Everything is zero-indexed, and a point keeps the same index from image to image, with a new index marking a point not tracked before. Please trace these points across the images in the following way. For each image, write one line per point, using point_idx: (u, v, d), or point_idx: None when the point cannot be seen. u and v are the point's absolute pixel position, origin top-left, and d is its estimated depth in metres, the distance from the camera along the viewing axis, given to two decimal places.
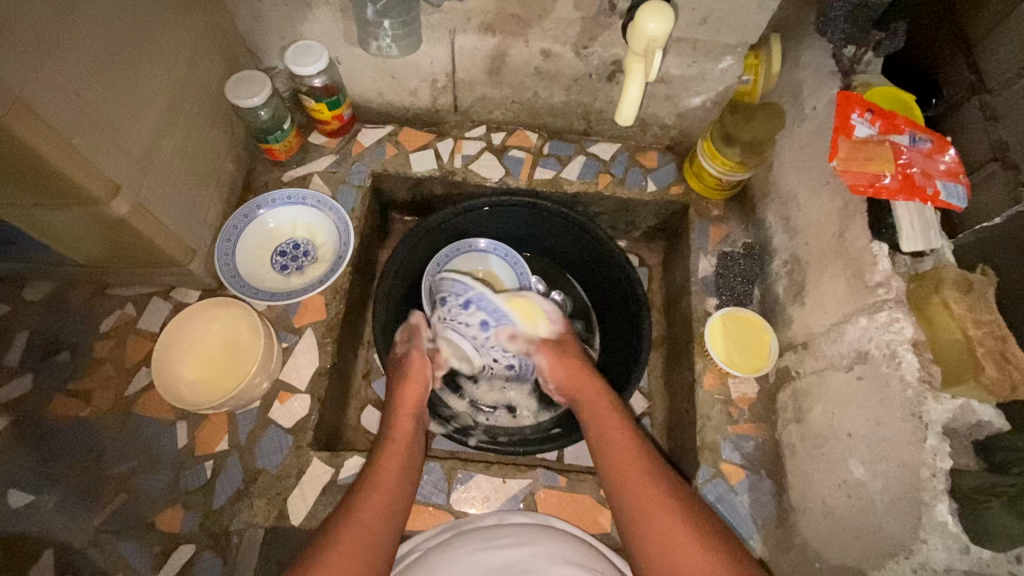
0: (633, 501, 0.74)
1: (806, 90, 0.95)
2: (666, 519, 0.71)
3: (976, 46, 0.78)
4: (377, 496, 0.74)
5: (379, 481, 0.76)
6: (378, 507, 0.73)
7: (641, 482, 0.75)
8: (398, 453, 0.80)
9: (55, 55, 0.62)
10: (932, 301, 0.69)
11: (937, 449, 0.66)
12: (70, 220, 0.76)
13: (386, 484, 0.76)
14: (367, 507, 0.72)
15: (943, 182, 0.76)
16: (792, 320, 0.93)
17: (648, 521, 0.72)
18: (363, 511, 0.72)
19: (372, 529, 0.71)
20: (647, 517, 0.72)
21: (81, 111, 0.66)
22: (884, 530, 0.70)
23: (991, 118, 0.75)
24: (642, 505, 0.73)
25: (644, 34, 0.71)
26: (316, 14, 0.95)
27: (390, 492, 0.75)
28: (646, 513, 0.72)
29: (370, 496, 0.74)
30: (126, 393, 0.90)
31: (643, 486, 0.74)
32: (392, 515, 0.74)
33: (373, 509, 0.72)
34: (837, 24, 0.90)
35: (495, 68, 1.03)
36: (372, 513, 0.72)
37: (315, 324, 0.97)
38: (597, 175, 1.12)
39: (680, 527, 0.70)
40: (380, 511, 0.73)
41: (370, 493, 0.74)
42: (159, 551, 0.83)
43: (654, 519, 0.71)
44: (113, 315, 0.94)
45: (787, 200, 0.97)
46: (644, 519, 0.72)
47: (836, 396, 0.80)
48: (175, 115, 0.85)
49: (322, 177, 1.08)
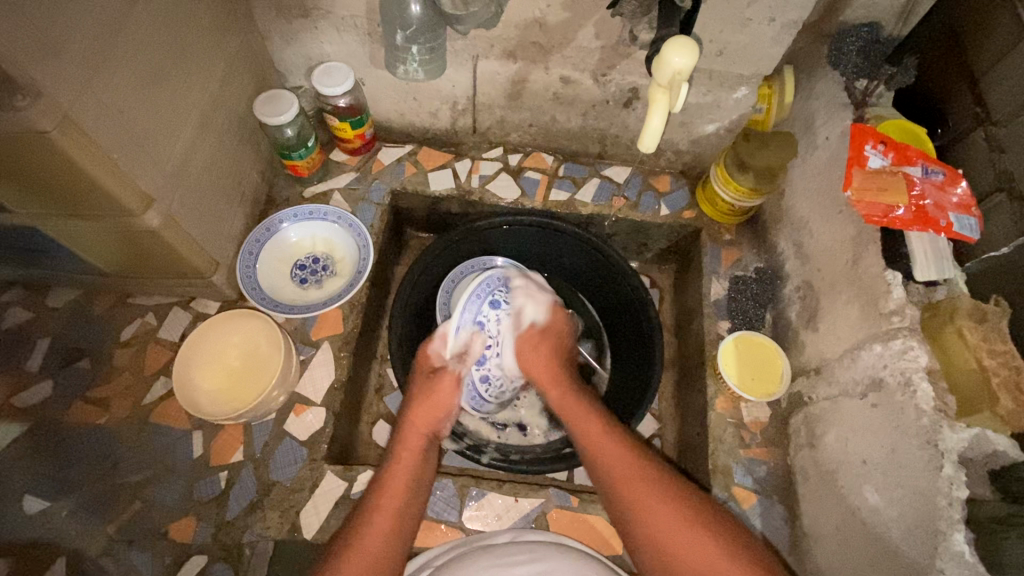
0: (641, 521, 0.72)
1: (819, 120, 0.97)
2: (670, 519, 0.70)
3: (980, 79, 0.81)
4: (382, 517, 0.73)
5: (384, 500, 0.75)
6: (381, 533, 0.72)
7: (656, 504, 0.72)
8: (405, 471, 0.79)
9: (103, 76, 0.64)
10: (947, 330, 0.71)
11: (953, 477, 0.66)
12: (103, 231, 0.78)
13: (392, 497, 0.75)
14: (371, 531, 0.72)
15: (956, 214, 0.79)
16: (804, 346, 0.94)
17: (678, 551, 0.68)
18: (365, 535, 0.71)
19: (377, 553, 0.70)
20: (648, 521, 0.71)
21: (121, 128, 0.68)
22: (897, 558, 0.70)
23: (997, 149, 0.77)
24: (634, 499, 0.73)
25: (668, 67, 0.70)
26: (343, 37, 0.98)
27: (393, 511, 0.74)
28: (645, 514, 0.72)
29: (374, 518, 0.73)
30: (144, 402, 0.92)
31: (640, 491, 0.73)
32: (397, 537, 0.73)
33: (379, 534, 0.72)
34: (850, 58, 0.94)
35: (515, 92, 1.06)
36: (376, 538, 0.71)
37: (332, 338, 0.98)
38: (612, 198, 1.14)
39: (698, 541, 0.68)
40: (386, 533, 0.72)
41: (375, 514, 0.73)
42: (171, 562, 0.83)
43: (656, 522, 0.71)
44: (134, 323, 0.96)
45: (800, 227, 0.99)
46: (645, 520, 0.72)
47: (850, 422, 0.81)
48: (206, 132, 0.87)
49: (342, 194, 1.10)
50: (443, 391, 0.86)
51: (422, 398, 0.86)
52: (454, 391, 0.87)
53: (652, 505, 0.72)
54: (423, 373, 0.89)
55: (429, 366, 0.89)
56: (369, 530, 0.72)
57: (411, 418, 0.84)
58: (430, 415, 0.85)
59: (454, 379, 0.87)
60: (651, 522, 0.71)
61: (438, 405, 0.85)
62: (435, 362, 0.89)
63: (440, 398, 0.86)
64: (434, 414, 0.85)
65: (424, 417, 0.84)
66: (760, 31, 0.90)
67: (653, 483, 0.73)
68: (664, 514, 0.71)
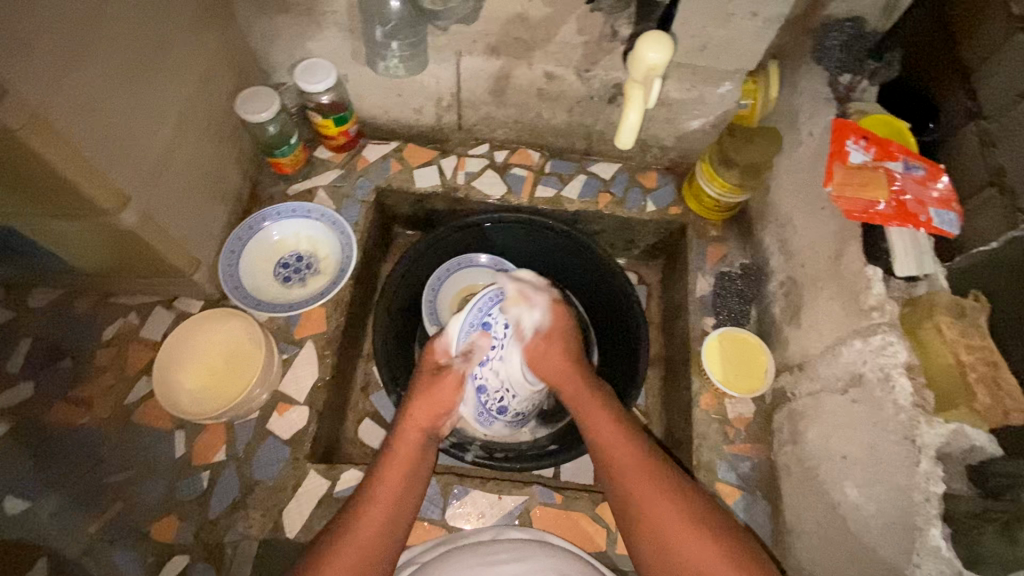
0: (646, 518, 0.72)
1: (803, 115, 0.97)
2: (672, 517, 0.70)
3: (972, 71, 0.79)
4: (377, 512, 0.73)
5: (380, 494, 0.75)
6: (375, 525, 0.72)
7: (660, 501, 0.72)
8: (404, 466, 0.78)
9: (74, 73, 0.64)
10: (926, 326, 0.70)
11: (930, 472, 0.66)
12: (80, 230, 0.77)
13: (388, 492, 0.75)
14: (364, 523, 0.72)
15: (935, 209, 0.78)
16: (788, 341, 0.94)
17: (678, 549, 0.68)
18: (360, 529, 0.71)
19: (370, 547, 0.70)
20: (653, 521, 0.71)
21: (94, 126, 0.68)
22: (877, 554, 0.70)
23: (989, 143, 0.75)
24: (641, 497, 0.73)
25: (643, 62, 0.71)
26: (325, 33, 0.97)
27: (389, 506, 0.74)
28: (646, 513, 0.72)
29: (368, 511, 0.73)
30: (127, 401, 0.91)
31: (647, 490, 0.73)
32: (391, 531, 0.73)
33: (373, 526, 0.72)
34: (833, 53, 0.93)
35: (499, 88, 1.05)
36: (371, 532, 0.71)
37: (316, 336, 0.97)
38: (598, 194, 1.13)
39: (695, 536, 0.68)
40: (379, 527, 0.72)
41: (371, 508, 0.73)
42: (153, 561, 0.83)
43: (656, 517, 0.71)
44: (116, 323, 0.95)
45: (784, 223, 0.99)
46: (644, 518, 0.72)
47: (831, 418, 0.81)
48: (184, 130, 0.87)
49: (327, 191, 1.09)
50: (445, 389, 0.85)
51: (424, 393, 0.85)
52: (456, 390, 0.86)
53: (655, 503, 0.72)
54: (427, 370, 0.87)
55: (433, 364, 0.88)
56: (364, 522, 0.72)
57: (411, 413, 0.83)
58: (433, 410, 0.84)
59: (456, 379, 0.86)
60: (654, 518, 0.71)
61: (439, 402, 0.84)
62: (441, 359, 0.87)
63: (441, 395, 0.85)
64: (433, 411, 0.84)
65: (425, 414, 0.84)
66: (743, 26, 0.90)
67: (655, 480, 0.74)
68: (669, 510, 0.71)
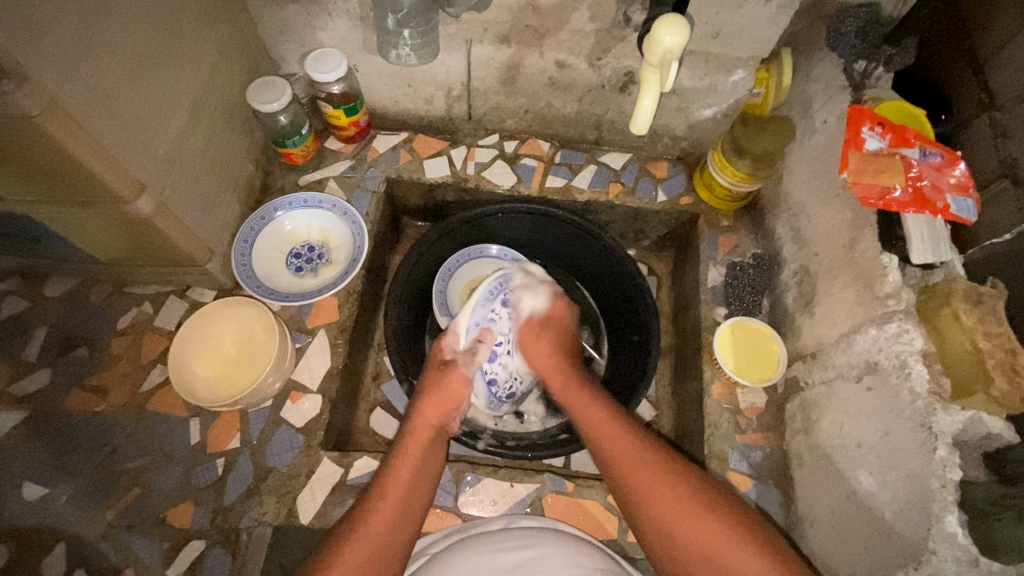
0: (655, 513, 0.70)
1: (817, 103, 0.96)
2: (683, 514, 0.68)
3: (986, 62, 0.78)
4: (384, 509, 0.72)
5: (388, 493, 0.74)
6: (385, 523, 0.71)
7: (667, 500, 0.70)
8: (412, 463, 0.77)
9: (91, 61, 0.64)
10: (942, 313, 0.69)
11: (947, 459, 0.66)
12: (96, 219, 0.78)
13: (397, 489, 0.74)
14: (374, 522, 0.71)
15: (953, 196, 0.77)
16: (801, 331, 0.93)
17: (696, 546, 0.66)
18: (367, 526, 0.70)
19: (379, 545, 0.70)
20: (663, 514, 0.69)
21: (111, 113, 0.68)
22: (891, 541, 0.70)
23: (1001, 134, 0.75)
24: (650, 494, 0.71)
25: (660, 45, 0.70)
26: (336, 22, 0.97)
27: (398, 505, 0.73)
28: (645, 500, 0.71)
29: (376, 510, 0.72)
30: (141, 390, 0.92)
31: (654, 481, 0.72)
32: (400, 531, 0.72)
33: (382, 525, 0.71)
34: (848, 40, 0.93)
35: (510, 78, 1.05)
36: (380, 530, 0.70)
37: (328, 326, 0.98)
38: (609, 184, 1.13)
39: (710, 535, 0.66)
40: (389, 524, 0.71)
41: (378, 506, 0.72)
42: (169, 547, 0.84)
43: (653, 505, 0.70)
44: (129, 313, 0.96)
45: (797, 212, 0.98)
46: (653, 514, 0.70)
47: (845, 406, 0.80)
48: (197, 119, 0.87)
49: (337, 181, 1.09)
50: (452, 385, 0.86)
51: (433, 389, 0.85)
52: (465, 385, 0.87)
53: (664, 501, 0.70)
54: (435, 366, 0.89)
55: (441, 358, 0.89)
56: (371, 520, 0.71)
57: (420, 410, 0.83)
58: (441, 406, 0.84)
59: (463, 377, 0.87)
60: (665, 514, 0.69)
61: (448, 398, 0.85)
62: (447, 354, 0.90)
63: (450, 391, 0.85)
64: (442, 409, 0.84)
65: (434, 410, 0.84)
66: (756, 13, 0.89)
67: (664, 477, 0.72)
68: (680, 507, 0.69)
